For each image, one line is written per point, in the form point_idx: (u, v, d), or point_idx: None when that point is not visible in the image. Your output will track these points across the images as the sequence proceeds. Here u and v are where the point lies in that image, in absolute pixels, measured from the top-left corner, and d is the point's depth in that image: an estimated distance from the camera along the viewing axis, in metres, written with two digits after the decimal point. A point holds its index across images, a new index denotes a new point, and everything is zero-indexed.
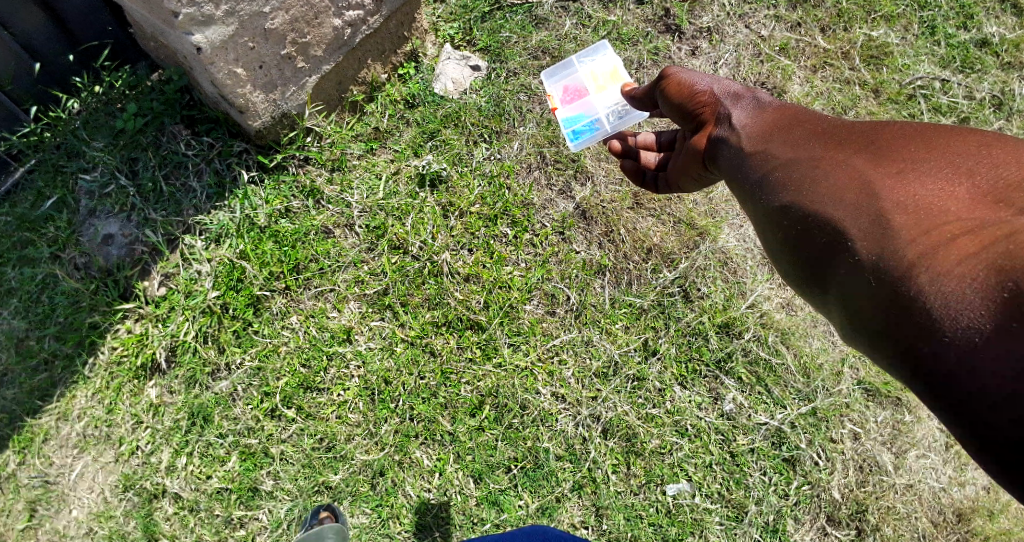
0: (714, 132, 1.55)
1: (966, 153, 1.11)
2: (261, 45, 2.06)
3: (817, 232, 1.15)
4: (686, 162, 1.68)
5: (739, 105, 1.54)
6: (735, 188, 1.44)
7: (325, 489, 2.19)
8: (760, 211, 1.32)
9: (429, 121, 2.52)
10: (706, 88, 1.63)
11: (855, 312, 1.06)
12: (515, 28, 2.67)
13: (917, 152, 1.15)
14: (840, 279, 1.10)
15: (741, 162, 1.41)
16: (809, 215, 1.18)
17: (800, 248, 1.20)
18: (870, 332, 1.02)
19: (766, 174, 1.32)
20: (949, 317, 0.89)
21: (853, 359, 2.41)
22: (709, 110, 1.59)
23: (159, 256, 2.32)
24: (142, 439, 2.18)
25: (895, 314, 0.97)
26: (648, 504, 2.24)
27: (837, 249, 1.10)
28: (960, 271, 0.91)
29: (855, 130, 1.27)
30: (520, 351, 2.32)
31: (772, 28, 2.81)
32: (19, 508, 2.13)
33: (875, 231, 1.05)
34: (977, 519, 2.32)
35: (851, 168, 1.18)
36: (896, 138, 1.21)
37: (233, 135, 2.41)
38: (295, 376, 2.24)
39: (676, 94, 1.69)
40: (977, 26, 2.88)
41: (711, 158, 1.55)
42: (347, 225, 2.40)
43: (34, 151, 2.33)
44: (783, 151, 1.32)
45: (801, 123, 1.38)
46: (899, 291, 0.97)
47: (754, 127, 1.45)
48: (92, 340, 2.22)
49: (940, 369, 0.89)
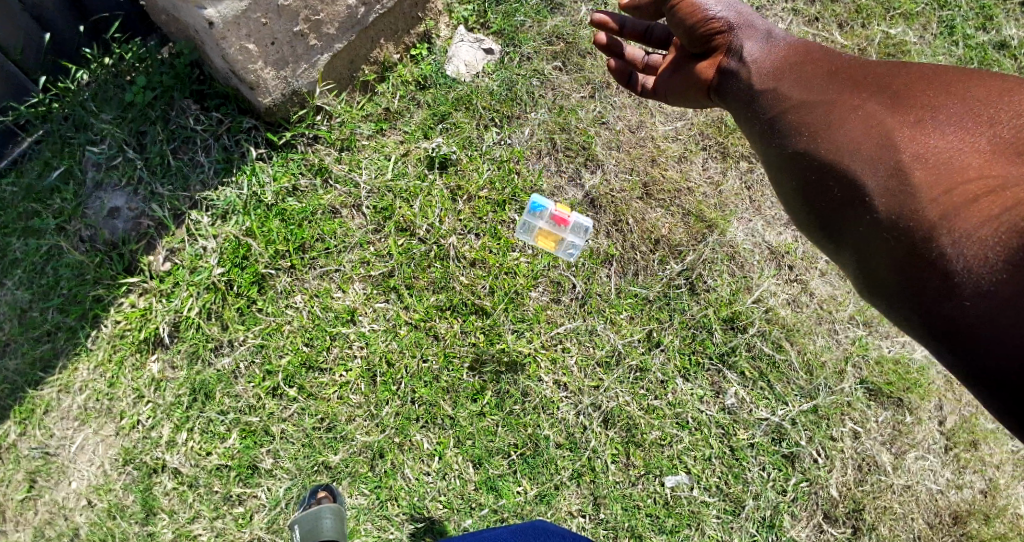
0: (726, 64, 1.57)
1: (985, 102, 1.16)
2: (274, 21, 2.04)
3: (835, 185, 1.20)
4: (689, 89, 1.70)
5: (753, 38, 1.54)
6: (750, 133, 1.48)
7: (324, 469, 2.19)
8: (776, 158, 1.35)
9: (440, 104, 2.50)
10: (718, 15, 1.59)
11: (872, 266, 1.12)
12: (530, 12, 2.64)
13: (937, 100, 1.20)
14: (858, 232, 1.16)
15: (759, 108, 1.43)
16: (827, 167, 1.22)
17: (816, 199, 1.25)
18: (886, 286, 1.09)
19: (783, 121, 1.35)
20: (969, 280, 0.95)
21: (856, 358, 2.40)
22: (722, 42, 1.59)
23: (165, 231, 2.31)
24: (142, 414, 2.18)
25: (914, 271, 1.03)
26: (646, 495, 2.24)
27: (857, 202, 1.16)
28: (982, 235, 0.96)
29: (872, 75, 1.31)
30: (523, 338, 2.31)
31: (790, 21, 2.78)
32: (19, 478, 2.14)
33: (895, 188, 1.10)
34: (973, 523, 2.32)
35: (870, 117, 1.22)
36: (916, 84, 1.25)
37: (242, 111, 2.39)
38: (298, 355, 2.24)
39: (685, 15, 1.63)
40: (997, 27, 2.85)
41: (721, 92, 1.58)
42: (354, 205, 2.40)
43: (41, 122, 2.33)
44: (799, 96, 1.35)
45: (816, 64, 1.40)
46: (921, 253, 1.03)
47: (768, 65, 1.47)
48: (96, 313, 2.22)
49: (956, 331, 0.96)
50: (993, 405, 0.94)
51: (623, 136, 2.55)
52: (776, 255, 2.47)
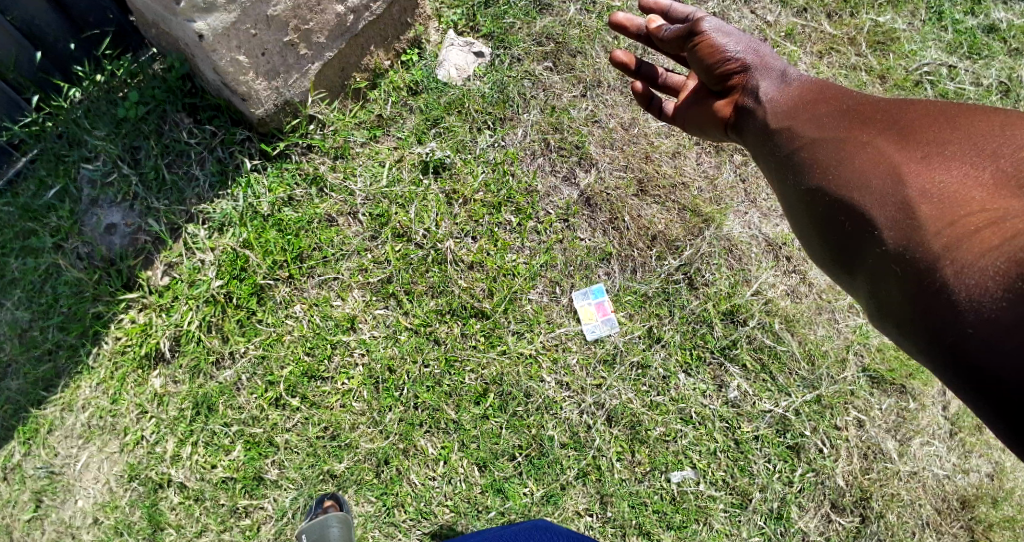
0: (741, 102, 1.64)
1: (991, 134, 1.17)
2: (264, 31, 2.05)
3: (847, 219, 1.23)
4: (709, 126, 1.78)
5: (768, 77, 1.61)
6: (765, 166, 1.52)
7: (330, 478, 2.19)
8: (791, 193, 1.39)
9: (433, 108, 2.51)
10: (737, 52, 1.67)
11: (885, 299, 1.14)
12: (519, 14, 2.65)
13: (944, 135, 1.21)
14: (871, 265, 1.18)
15: (771, 141, 1.49)
16: (838, 203, 1.25)
17: (831, 233, 1.28)
18: (898, 315, 1.11)
19: (795, 155, 1.40)
20: (972, 309, 0.97)
21: (858, 345, 2.40)
22: (738, 79, 1.66)
23: (162, 246, 2.31)
24: (146, 429, 2.18)
25: (922, 302, 1.05)
26: (652, 492, 2.24)
27: (868, 238, 1.18)
28: (982, 264, 0.97)
29: (880, 110, 1.33)
30: (524, 339, 2.32)
31: (778, 13, 2.78)
32: (25, 498, 2.13)
33: (902, 222, 1.12)
34: (980, 506, 2.31)
35: (878, 153, 1.24)
36: (923, 119, 1.26)
37: (235, 123, 2.39)
38: (300, 365, 2.24)
39: (707, 49, 1.71)
40: (985, 11, 2.86)
41: (739, 129, 1.65)
42: (350, 213, 2.40)
43: (35, 141, 2.33)
44: (811, 133, 1.39)
45: (827, 102, 1.44)
46: (926, 282, 1.05)
47: (782, 103, 1.52)
48: (96, 330, 2.22)
49: (965, 356, 0.98)
50: (1007, 427, 0.95)
51: (616, 133, 2.56)
52: (773, 246, 2.48)
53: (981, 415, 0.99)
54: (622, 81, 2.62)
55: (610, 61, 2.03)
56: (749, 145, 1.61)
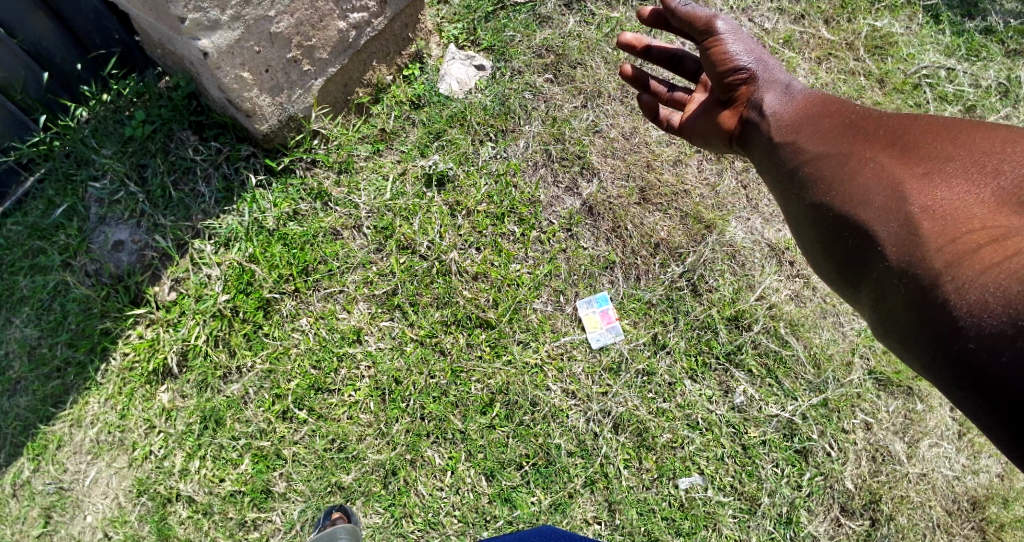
0: (747, 115, 1.65)
1: (992, 152, 1.18)
2: (267, 49, 2.08)
3: (851, 235, 1.24)
4: (715, 138, 1.79)
5: (773, 91, 1.62)
6: (770, 180, 1.53)
7: (337, 490, 2.19)
8: (797, 207, 1.40)
9: (435, 122, 2.53)
10: (744, 66, 1.68)
11: (889, 314, 1.15)
12: (519, 27, 2.70)
13: (945, 151, 1.22)
14: (875, 279, 1.19)
15: (775, 156, 1.50)
16: (842, 218, 1.27)
17: (835, 247, 1.30)
18: (902, 329, 1.12)
19: (799, 170, 1.41)
20: (972, 324, 0.98)
21: (863, 348, 2.41)
22: (744, 93, 1.67)
23: (169, 261, 2.33)
24: (155, 443, 2.19)
25: (923, 317, 1.06)
26: (660, 499, 2.23)
27: (873, 253, 1.19)
28: (983, 280, 0.98)
29: (883, 125, 1.35)
30: (529, 349, 2.33)
31: (776, 20, 2.81)
32: (34, 514, 2.15)
33: (905, 238, 1.13)
34: (991, 507, 2.30)
35: (881, 169, 1.26)
36: (925, 136, 1.27)
37: (240, 140, 2.43)
38: (306, 378, 2.25)
39: (715, 60, 1.72)
40: (981, 14, 2.89)
41: (745, 141, 1.66)
42: (355, 226, 2.41)
43: (44, 160, 2.37)
44: (816, 148, 1.41)
45: (831, 118, 1.45)
46: (928, 298, 1.06)
47: (786, 118, 1.54)
48: (104, 346, 2.24)
49: (967, 370, 0.99)
50: (1007, 438, 0.96)
51: (617, 143, 2.58)
52: (776, 251, 2.49)
53: (984, 427, 1.00)
54: (622, 90, 2.64)
55: (617, 74, 2.05)
56: (754, 159, 1.62)
